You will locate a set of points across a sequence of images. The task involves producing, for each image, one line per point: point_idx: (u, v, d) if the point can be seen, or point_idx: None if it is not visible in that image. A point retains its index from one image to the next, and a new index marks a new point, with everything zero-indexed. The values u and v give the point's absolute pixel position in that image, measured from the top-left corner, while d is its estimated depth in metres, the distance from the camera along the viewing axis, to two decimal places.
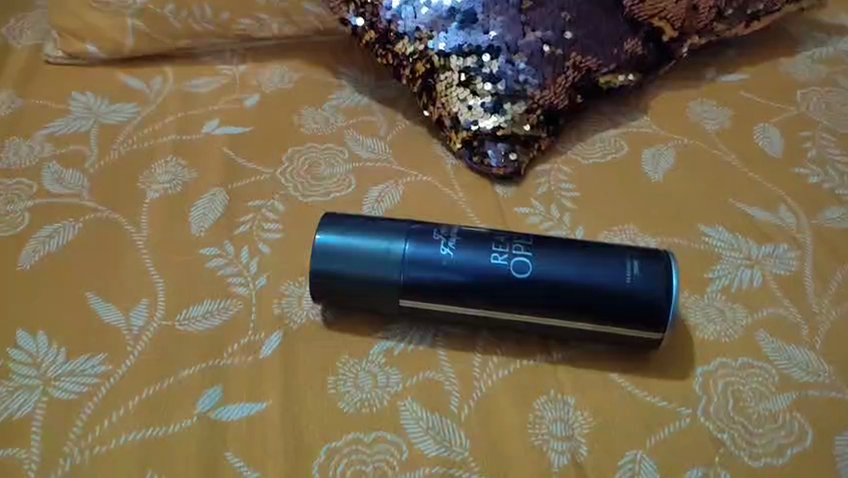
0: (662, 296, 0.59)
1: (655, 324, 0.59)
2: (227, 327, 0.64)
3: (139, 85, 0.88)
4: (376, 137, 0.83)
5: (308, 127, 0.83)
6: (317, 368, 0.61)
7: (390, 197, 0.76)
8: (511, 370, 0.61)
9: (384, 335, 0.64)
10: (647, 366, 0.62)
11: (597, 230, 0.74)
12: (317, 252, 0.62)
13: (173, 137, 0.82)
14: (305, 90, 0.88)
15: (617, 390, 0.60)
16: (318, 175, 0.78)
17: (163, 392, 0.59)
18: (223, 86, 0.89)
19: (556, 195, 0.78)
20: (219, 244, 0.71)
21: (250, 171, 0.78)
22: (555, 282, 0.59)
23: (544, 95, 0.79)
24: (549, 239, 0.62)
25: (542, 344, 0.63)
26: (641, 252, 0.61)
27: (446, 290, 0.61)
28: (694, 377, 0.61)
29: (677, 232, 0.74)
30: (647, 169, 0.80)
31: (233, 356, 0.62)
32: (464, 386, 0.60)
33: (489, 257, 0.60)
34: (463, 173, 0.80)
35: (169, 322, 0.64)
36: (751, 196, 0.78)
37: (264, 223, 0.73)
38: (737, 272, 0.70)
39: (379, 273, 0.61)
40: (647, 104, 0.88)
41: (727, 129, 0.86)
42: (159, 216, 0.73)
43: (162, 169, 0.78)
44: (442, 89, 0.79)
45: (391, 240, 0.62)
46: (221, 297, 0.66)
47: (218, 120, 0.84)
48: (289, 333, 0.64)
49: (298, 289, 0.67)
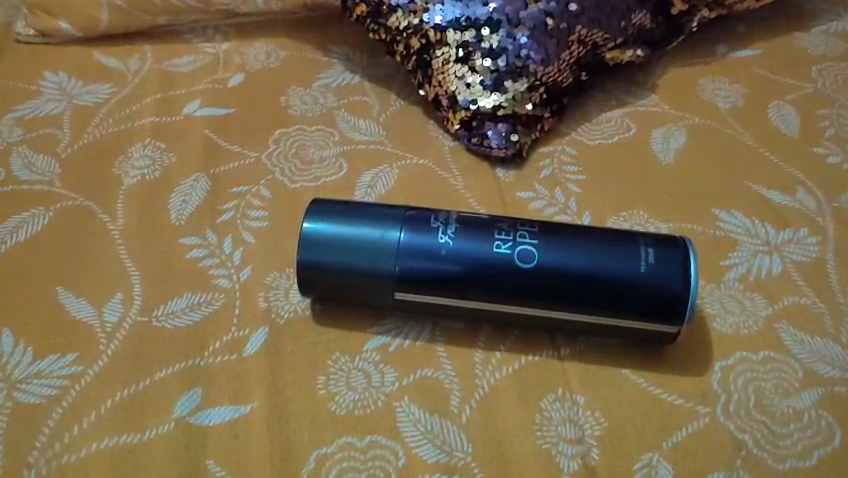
0: (680, 287, 0.54)
1: (672, 317, 0.54)
2: (209, 322, 0.59)
3: (116, 65, 0.83)
4: (369, 118, 0.78)
5: (296, 107, 0.78)
6: (306, 367, 0.57)
7: (384, 182, 0.72)
8: (516, 366, 0.57)
9: (378, 330, 0.59)
10: (661, 361, 0.58)
11: (605, 215, 0.70)
12: (304, 241, 0.57)
13: (151, 119, 0.77)
14: (292, 68, 0.83)
15: (630, 388, 0.56)
16: (306, 159, 0.73)
17: (138, 394, 0.55)
18: (206, 64, 0.84)
19: (561, 179, 0.73)
20: (200, 234, 0.66)
21: (234, 154, 0.73)
22: (563, 272, 0.55)
23: (547, 72, 0.74)
24: (556, 225, 0.58)
25: (548, 339, 0.59)
26: (655, 239, 0.56)
27: (445, 282, 0.56)
28: (712, 373, 0.57)
29: (690, 217, 0.69)
30: (657, 150, 0.76)
31: (215, 354, 0.57)
32: (465, 385, 0.56)
33: (492, 246, 0.56)
34: (461, 155, 0.75)
35: (145, 318, 0.59)
36: (767, 178, 0.73)
37: (249, 211, 0.68)
38: (755, 259, 0.65)
39: (371, 263, 0.57)
40: (656, 82, 0.83)
41: (739, 108, 0.81)
42: (136, 203, 0.68)
43: (140, 153, 0.73)
44: (438, 66, 0.74)
45: (386, 228, 0.57)
46: (202, 291, 0.61)
47: (200, 101, 0.79)
48: (276, 328, 0.59)
49: (286, 281, 0.63)
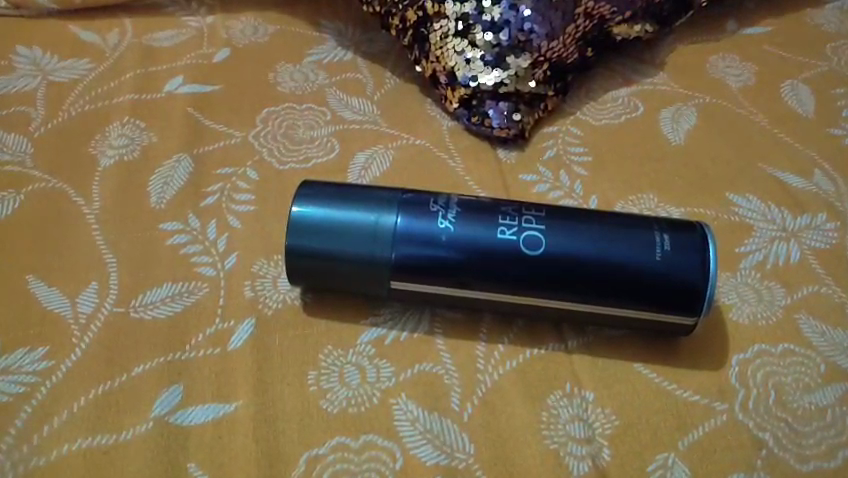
0: (698, 276, 0.50)
1: (690, 308, 0.51)
2: (191, 313, 0.55)
3: (94, 39, 0.78)
4: (362, 96, 0.73)
5: (285, 85, 0.74)
6: (296, 362, 0.53)
7: (379, 164, 0.67)
8: (520, 360, 0.53)
9: (373, 322, 0.55)
10: (675, 354, 0.54)
11: (613, 199, 0.66)
12: (293, 226, 0.53)
13: (131, 97, 0.72)
14: (281, 44, 0.78)
15: (643, 384, 0.52)
16: (296, 139, 0.69)
17: (114, 392, 0.51)
18: (189, 39, 0.79)
19: (566, 161, 0.69)
20: (182, 218, 0.62)
21: (219, 134, 0.69)
22: (572, 260, 0.51)
23: (552, 47, 0.69)
24: (564, 209, 0.54)
25: (554, 330, 0.55)
26: (671, 224, 0.53)
27: (445, 270, 0.52)
28: (729, 368, 0.54)
29: (702, 202, 0.66)
30: (666, 130, 0.72)
31: (198, 348, 0.53)
32: (466, 381, 0.52)
33: (495, 232, 0.52)
34: (460, 135, 0.71)
35: (122, 309, 0.55)
36: (782, 160, 0.70)
37: (235, 194, 0.64)
38: (771, 246, 0.62)
39: (366, 250, 0.53)
40: (664, 59, 0.79)
41: (751, 86, 0.77)
42: (114, 186, 0.64)
43: (117, 132, 0.69)
44: (437, 40, 0.69)
45: (381, 212, 0.53)
46: (184, 279, 0.57)
47: (183, 77, 0.74)
48: (263, 320, 0.55)
49: (274, 269, 0.59)
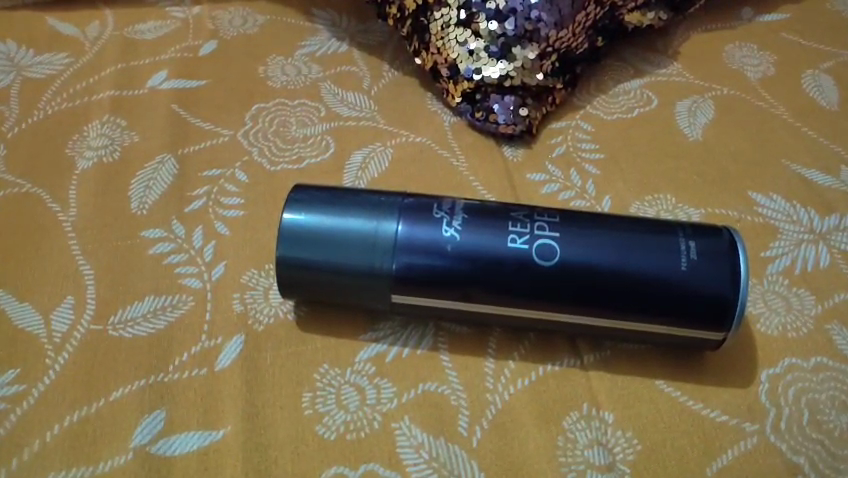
0: (727, 288, 0.46)
1: (717, 321, 0.47)
2: (175, 330, 0.51)
3: (73, 31, 0.73)
4: (358, 91, 0.69)
5: (276, 79, 0.69)
6: (289, 383, 0.49)
7: (377, 164, 0.63)
8: (532, 379, 0.49)
9: (373, 337, 0.51)
10: (699, 370, 0.50)
11: (628, 199, 0.62)
12: (285, 235, 0.49)
13: (111, 94, 0.68)
14: (271, 35, 0.73)
15: (666, 403, 0.48)
16: (288, 137, 0.64)
17: (91, 418, 0.47)
18: (173, 31, 0.74)
19: (577, 158, 0.65)
20: (166, 225, 0.57)
21: (206, 133, 0.64)
22: (589, 270, 0.47)
23: (561, 37, 0.64)
24: (579, 214, 0.50)
25: (569, 345, 0.51)
26: (696, 230, 0.49)
27: (450, 283, 0.48)
28: (758, 384, 0.50)
29: (722, 202, 0.62)
30: (683, 125, 0.67)
31: (182, 369, 0.49)
32: (475, 402, 0.48)
33: (505, 240, 0.48)
34: (463, 132, 0.66)
35: (100, 326, 0.51)
36: (806, 156, 0.66)
37: (223, 197, 0.59)
38: (798, 249, 0.58)
39: (364, 261, 0.48)
40: (677, 49, 0.74)
41: (770, 77, 0.73)
42: (92, 190, 0.59)
43: (96, 132, 0.64)
44: (437, 30, 0.64)
45: (381, 219, 0.49)
46: (168, 292, 0.53)
47: (167, 72, 0.70)
48: (254, 336, 0.51)
49: (265, 280, 0.54)
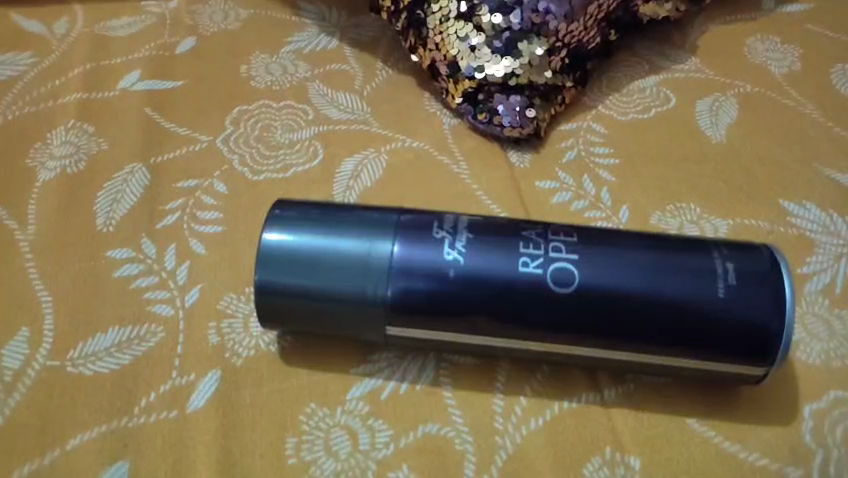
0: (769, 317, 0.41)
1: (757, 355, 0.41)
2: (143, 367, 0.45)
3: (39, 28, 0.67)
4: (350, 91, 0.63)
5: (259, 79, 0.63)
6: (272, 426, 0.43)
7: (370, 171, 0.57)
8: (547, 418, 0.44)
9: (366, 371, 0.46)
10: (733, 405, 0.45)
11: (647, 209, 0.56)
12: (265, 258, 0.43)
13: (78, 97, 0.61)
14: (254, 31, 0.67)
15: (697, 445, 0.43)
16: (272, 144, 0.58)
17: (44, 472, 0.42)
18: (148, 26, 0.68)
19: (590, 164, 0.59)
20: (134, 243, 0.51)
21: (181, 138, 0.58)
22: (612, 298, 0.41)
23: (571, 30, 0.58)
24: (599, 231, 0.44)
25: (587, 378, 0.45)
26: (733, 250, 0.43)
27: (454, 312, 0.42)
28: (801, 422, 0.44)
29: (751, 212, 0.56)
30: (705, 125, 0.62)
31: (149, 412, 0.44)
32: (482, 447, 0.43)
33: (516, 263, 0.42)
34: (465, 136, 0.60)
35: (57, 362, 0.46)
36: (841, 160, 0.60)
37: (198, 211, 0.54)
38: (836, 265, 0.52)
39: (355, 288, 0.42)
40: (695, 43, 0.68)
41: (798, 73, 0.66)
42: (53, 206, 0.54)
43: (61, 139, 0.58)
44: (435, 24, 0.58)
45: (374, 239, 0.43)
46: (135, 322, 0.47)
47: (140, 72, 0.64)
48: (232, 372, 0.45)
49: (246, 306, 0.48)
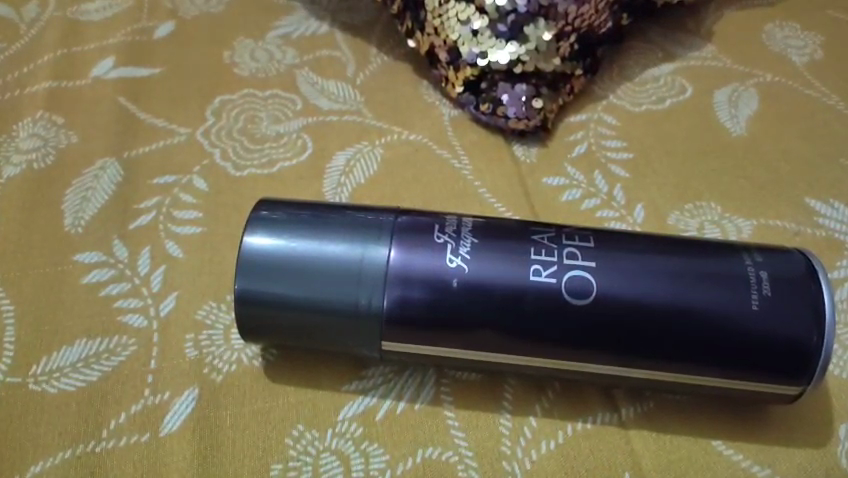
0: (808, 332, 0.37)
1: (795, 374, 0.37)
2: (112, 384, 0.41)
3: (7, 12, 0.62)
4: (341, 79, 0.58)
5: (243, 66, 0.58)
6: (254, 451, 0.39)
7: (363, 167, 0.53)
8: (559, 441, 0.40)
9: (359, 388, 0.41)
10: (764, 426, 0.40)
11: (664, 209, 0.52)
12: (246, 265, 0.38)
13: (47, 86, 0.57)
14: (239, 15, 0.62)
15: (725, 470, 0.39)
16: (257, 136, 0.54)
17: None
18: (125, 10, 0.63)
19: (601, 159, 0.54)
20: (105, 246, 0.47)
21: (158, 131, 0.54)
22: (633, 310, 0.37)
23: (582, 13, 0.53)
24: (618, 235, 0.40)
25: (603, 395, 0.41)
26: (767, 256, 0.39)
27: (456, 325, 0.38)
28: (837, 444, 0.40)
29: (775, 211, 0.52)
30: (723, 117, 0.57)
31: (119, 434, 0.39)
32: (488, 473, 0.38)
33: (526, 271, 0.38)
34: (466, 127, 0.56)
35: (17, 379, 0.41)
36: None
37: (176, 210, 0.49)
38: None
39: (347, 298, 0.38)
40: (711, 29, 0.64)
41: (820, 61, 0.62)
42: (18, 204, 0.49)
43: (27, 131, 0.53)
44: (434, 7, 0.54)
45: (368, 243, 0.39)
46: (104, 334, 0.43)
47: (115, 59, 0.59)
48: (211, 390, 0.41)
49: (226, 315, 0.44)
